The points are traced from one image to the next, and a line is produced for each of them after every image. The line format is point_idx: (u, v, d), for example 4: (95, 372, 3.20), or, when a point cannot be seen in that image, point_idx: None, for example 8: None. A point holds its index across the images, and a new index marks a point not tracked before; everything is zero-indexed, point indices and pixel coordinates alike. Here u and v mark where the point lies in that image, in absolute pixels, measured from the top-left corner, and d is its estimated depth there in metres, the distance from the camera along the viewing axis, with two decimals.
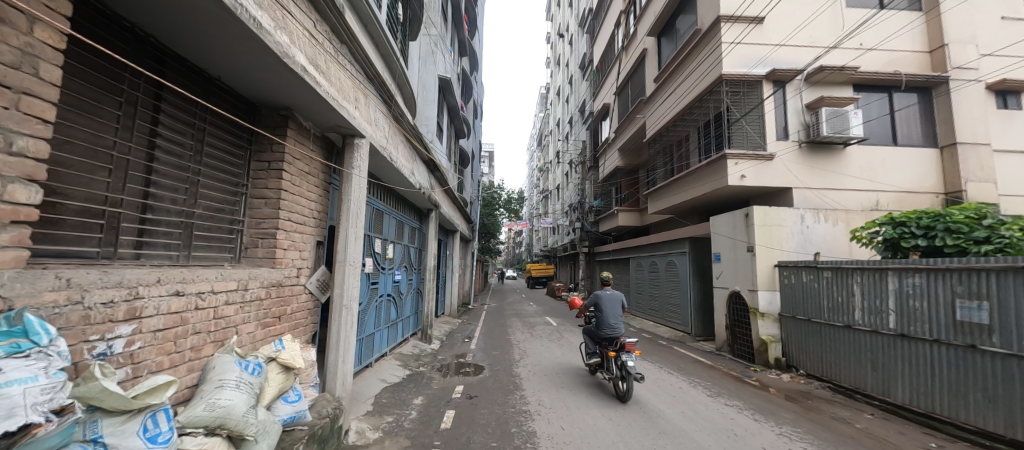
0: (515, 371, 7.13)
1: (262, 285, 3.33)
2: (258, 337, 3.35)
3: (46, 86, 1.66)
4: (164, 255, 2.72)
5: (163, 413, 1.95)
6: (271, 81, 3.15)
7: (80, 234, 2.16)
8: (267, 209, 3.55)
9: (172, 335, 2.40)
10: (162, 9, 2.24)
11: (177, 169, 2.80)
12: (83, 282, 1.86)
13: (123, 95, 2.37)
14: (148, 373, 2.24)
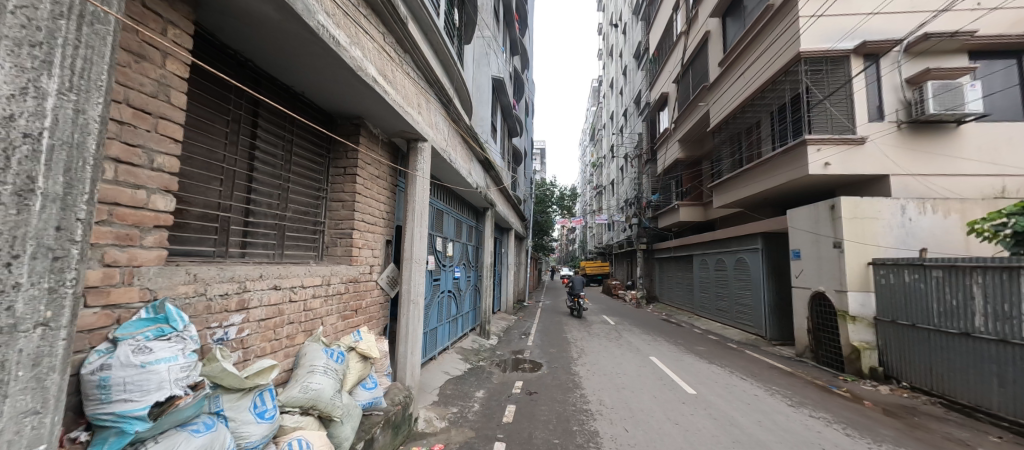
0: (574, 369, 7.07)
1: (341, 280, 3.64)
2: (339, 328, 3.66)
3: (175, 109, 1.94)
4: (263, 254, 3.06)
5: (268, 393, 2.22)
6: (346, 93, 3.42)
7: (199, 236, 2.50)
8: (344, 211, 3.86)
9: (272, 323, 2.72)
10: (259, 36, 2.52)
11: (272, 178, 3.15)
12: (206, 277, 2.14)
13: (229, 114, 2.71)
14: (254, 356, 2.56)
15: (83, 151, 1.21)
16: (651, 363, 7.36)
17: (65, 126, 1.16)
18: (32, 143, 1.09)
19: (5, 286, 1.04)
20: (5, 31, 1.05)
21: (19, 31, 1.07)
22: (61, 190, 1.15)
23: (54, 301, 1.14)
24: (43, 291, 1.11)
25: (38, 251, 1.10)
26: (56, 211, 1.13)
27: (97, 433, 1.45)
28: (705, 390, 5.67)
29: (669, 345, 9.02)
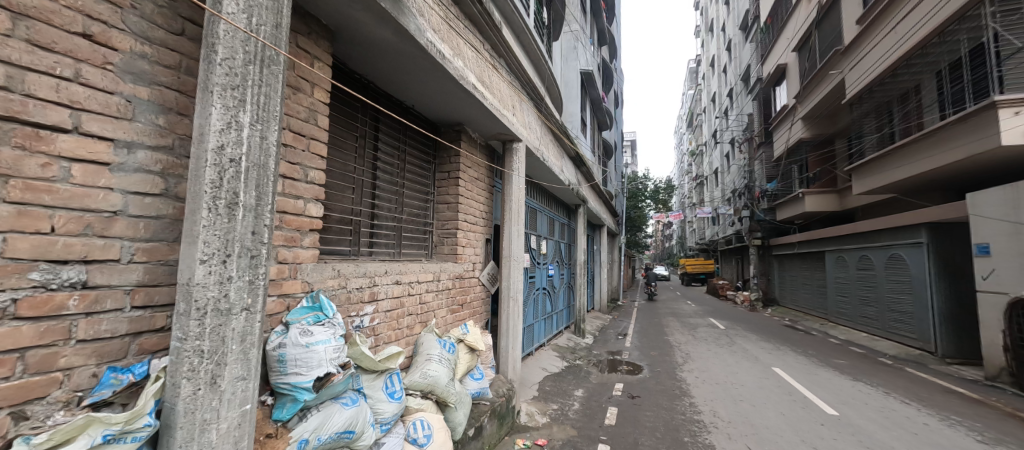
0: (680, 375, 6.55)
1: (449, 276, 3.93)
2: (448, 321, 3.94)
3: (320, 130, 2.26)
4: (386, 252, 3.43)
5: (395, 376, 2.49)
6: (449, 102, 3.66)
7: (337, 237, 2.90)
8: (449, 213, 4.16)
9: (396, 314, 3.05)
10: (379, 59, 2.82)
11: (391, 185, 3.51)
12: (346, 272, 2.49)
13: (357, 130, 3.11)
14: (383, 343, 2.90)
15: (268, 170, 1.44)
16: (775, 375, 6.45)
17: (257, 150, 1.40)
18: (236, 166, 1.33)
19: (222, 278, 1.29)
20: (218, 81, 1.31)
21: (226, 79, 1.33)
22: (253, 201, 1.38)
23: (253, 291, 1.39)
24: (245, 282, 1.36)
25: (241, 251, 1.34)
26: (250, 220, 1.37)
27: (277, 400, 1.76)
28: (852, 413, 4.75)
29: (797, 356, 7.81)
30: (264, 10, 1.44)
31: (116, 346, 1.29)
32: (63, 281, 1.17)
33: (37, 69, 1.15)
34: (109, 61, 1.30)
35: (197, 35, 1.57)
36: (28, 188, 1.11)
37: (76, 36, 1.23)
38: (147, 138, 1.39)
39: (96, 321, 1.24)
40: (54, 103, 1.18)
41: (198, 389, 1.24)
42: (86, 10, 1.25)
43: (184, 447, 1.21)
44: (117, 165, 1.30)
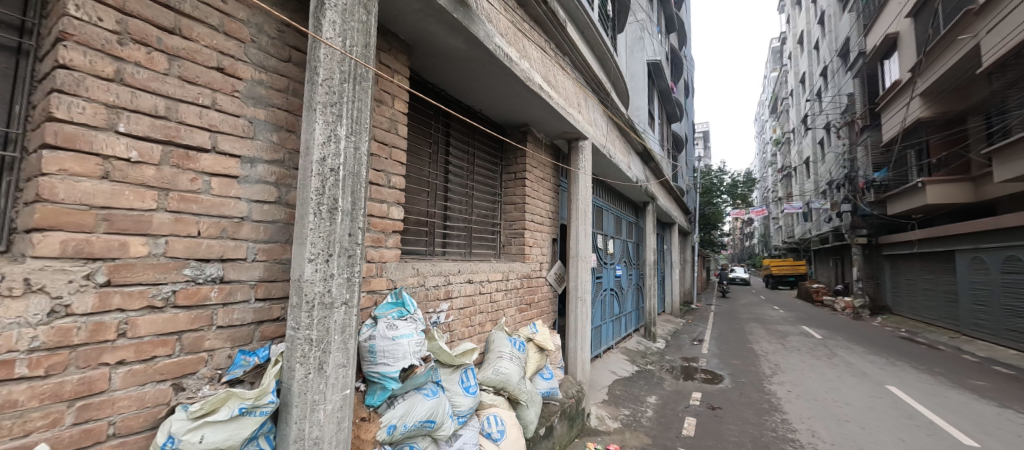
0: (768, 387, 5.95)
1: (517, 276, 3.99)
2: (517, 319, 3.99)
3: (400, 138, 2.43)
4: (458, 252, 3.58)
5: (470, 371, 2.58)
6: (515, 104, 3.71)
7: (414, 238, 3.08)
8: (516, 213, 4.21)
9: (468, 311, 3.16)
10: (450, 67, 2.95)
11: (461, 188, 3.65)
12: (424, 270, 2.64)
13: (431, 136, 3.29)
14: (457, 338, 3.03)
15: (361, 177, 1.57)
16: (889, 394, 5.58)
17: (352, 159, 1.53)
18: (336, 175, 1.47)
19: (327, 275, 1.44)
20: (320, 99, 1.47)
21: (326, 97, 1.48)
22: (349, 206, 1.52)
23: (351, 287, 1.53)
24: (344, 279, 1.50)
25: (340, 251, 1.49)
26: (347, 223, 1.51)
27: (368, 387, 1.90)
28: (1000, 445, 3.93)
29: (919, 374, 6.67)
30: (356, 33, 1.58)
31: (244, 333, 1.50)
32: (207, 277, 1.40)
33: (187, 100, 1.38)
34: (236, 90, 1.53)
35: (301, 60, 1.77)
36: (182, 200, 1.35)
37: (213, 70, 1.46)
38: (264, 154, 1.60)
39: (230, 311, 1.46)
40: (199, 128, 1.41)
41: (309, 373, 1.39)
42: (219, 47, 1.48)
43: (299, 423, 1.37)
44: (242, 177, 1.53)
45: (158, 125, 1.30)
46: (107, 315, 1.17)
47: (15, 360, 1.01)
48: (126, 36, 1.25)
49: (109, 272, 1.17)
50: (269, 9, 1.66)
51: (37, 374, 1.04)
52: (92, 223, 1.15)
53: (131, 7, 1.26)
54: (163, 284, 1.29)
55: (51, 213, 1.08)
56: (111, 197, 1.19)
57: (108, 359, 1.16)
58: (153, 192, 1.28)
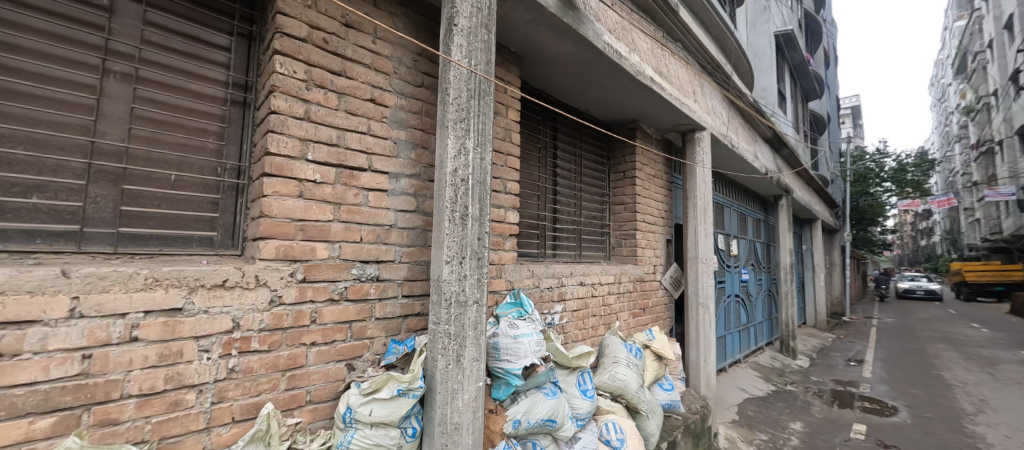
0: (972, 429, 4.59)
1: (630, 279, 3.80)
2: (631, 325, 3.80)
3: (513, 145, 2.53)
4: (568, 254, 3.58)
5: (587, 374, 2.55)
6: (624, 100, 3.56)
7: (527, 240, 3.17)
8: (627, 214, 4.03)
9: (581, 314, 3.12)
10: (558, 70, 2.96)
11: (569, 190, 3.65)
12: (538, 272, 2.71)
13: (540, 141, 3.37)
14: (571, 341, 3.01)
15: (487, 185, 1.68)
16: None
17: (479, 168, 1.65)
18: (466, 184, 1.60)
19: (460, 275, 1.58)
20: (451, 116, 1.62)
21: (456, 114, 1.63)
22: (478, 212, 1.64)
23: (481, 287, 1.64)
24: (475, 279, 1.62)
25: (471, 254, 1.61)
26: (476, 227, 1.63)
27: (493, 381, 2.01)
28: None
29: None
30: (480, 52, 1.70)
31: (394, 324, 1.74)
32: (368, 275, 1.66)
33: (350, 129, 1.67)
34: (384, 116, 1.78)
35: (431, 83, 1.99)
36: (349, 211, 1.63)
37: (367, 102, 1.73)
38: (405, 169, 1.84)
39: (384, 305, 1.71)
40: (359, 151, 1.68)
41: (448, 364, 1.54)
42: (372, 82, 1.76)
43: (442, 408, 1.53)
44: (390, 190, 1.77)
45: (332, 151, 1.60)
46: (304, 305, 1.47)
47: (251, 337, 1.35)
48: (311, 82, 1.57)
49: (304, 271, 1.48)
50: (407, 43, 1.90)
51: (264, 348, 1.37)
52: (293, 233, 1.47)
53: (313, 59, 1.57)
54: (338, 281, 1.57)
55: (270, 225, 1.42)
56: (304, 211, 1.50)
57: (305, 340, 1.47)
58: (330, 206, 1.58)
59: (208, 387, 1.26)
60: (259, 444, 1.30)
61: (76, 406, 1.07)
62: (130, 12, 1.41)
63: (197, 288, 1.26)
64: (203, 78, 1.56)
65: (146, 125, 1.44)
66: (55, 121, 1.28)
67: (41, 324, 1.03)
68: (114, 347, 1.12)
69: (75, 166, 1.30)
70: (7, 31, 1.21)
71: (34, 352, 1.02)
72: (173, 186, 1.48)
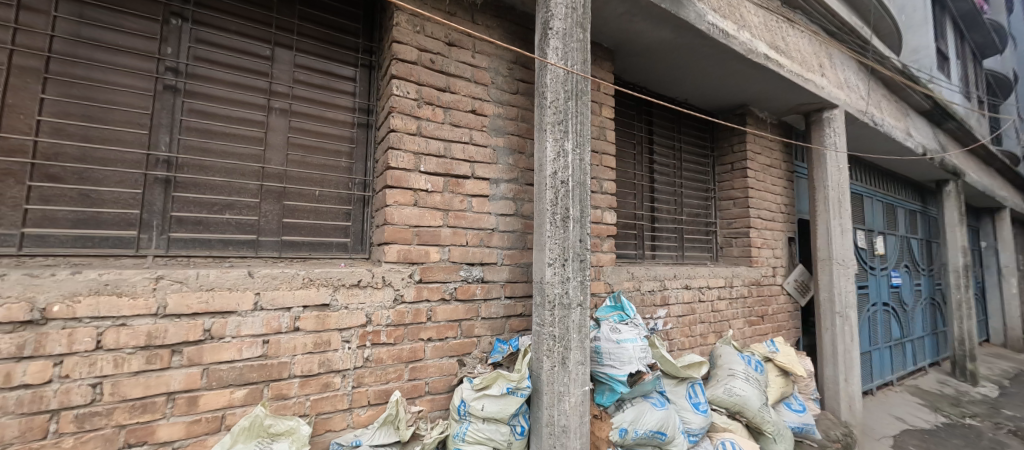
0: None
1: (744, 283, 3.37)
2: (747, 334, 3.37)
3: (608, 143, 2.43)
4: (668, 255, 3.32)
5: (699, 386, 2.33)
6: (733, 84, 3.18)
7: (624, 241, 3.03)
8: (737, 209, 3.59)
9: (688, 320, 2.84)
10: (654, 60, 2.78)
11: (668, 186, 3.39)
12: (638, 275, 2.56)
13: (635, 137, 3.21)
14: (678, 349, 2.76)
15: (587, 186, 1.65)
16: None
17: (579, 169, 1.63)
18: (566, 186, 1.60)
19: (563, 278, 1.58)
20: (549, 120, 1.64)
21: (554, 117, 1.64)
22: (579, 214, 1.62)
23: (584, 289, 1.62)
24: (579, 282, 1.60)
25: (574, 256, 1.60)
26: (578, 229, 1.61)
27: (596, 386, 1.96)
28: None
29: None
30: (576, 52, 1.68)
31: (498, 324, 1.81)
32: (474, 277, 1.76)
33: (455, 140, 1.79)
34: (484, 125, 1.88)
35: (526, 89, 2.03)
36: (456, 217, 1.75)
37: (469, 113, 1.84)
38: (505, 174, 1.91)
39: (489, 305, 1.79)
40: (463, 161, 1.80)
41: (554, 366, 1.55)
42: (473, 94, 1.86)
43: (549, 409, 1.55)
44: (491, 196, 1.86)
45: (441, 162, 1.73)
46: (421, 304, 1.62)
47: (380, 331, 1.53)
48: (421, 100, 1.72)
49: (420, 272, 1.63)
50: (503, 53, 1.98)
51: (391, 341, 1.54)
52: (410, 238, 1.63)
53: (422, 79, 1.72)
54: (448, 282, 1.69)
55: (391, 232, 1.59)
56: (418, 218, 1.65)
57: (423, 335, 1.61)
58: (440, 213, 1.71)
59: (349, 373, 1.46)
60: (390, 427, 1.46)
61: (260, 381, 1.32)
62: (284, 60, 1.72)
63: (339, 287, 1.47)
64: (336, 107, 1.82)
65: (297, 150, 1.73)
66: (238, 152, 1.61)
67: (236, 314, 1.30)
68: (283, 334, 1.37)
69: (251, 187, 1.62)
70: (205, 85, 1.56)
71: (232, 336, 1.29)
72: (318, 200, 1.75)
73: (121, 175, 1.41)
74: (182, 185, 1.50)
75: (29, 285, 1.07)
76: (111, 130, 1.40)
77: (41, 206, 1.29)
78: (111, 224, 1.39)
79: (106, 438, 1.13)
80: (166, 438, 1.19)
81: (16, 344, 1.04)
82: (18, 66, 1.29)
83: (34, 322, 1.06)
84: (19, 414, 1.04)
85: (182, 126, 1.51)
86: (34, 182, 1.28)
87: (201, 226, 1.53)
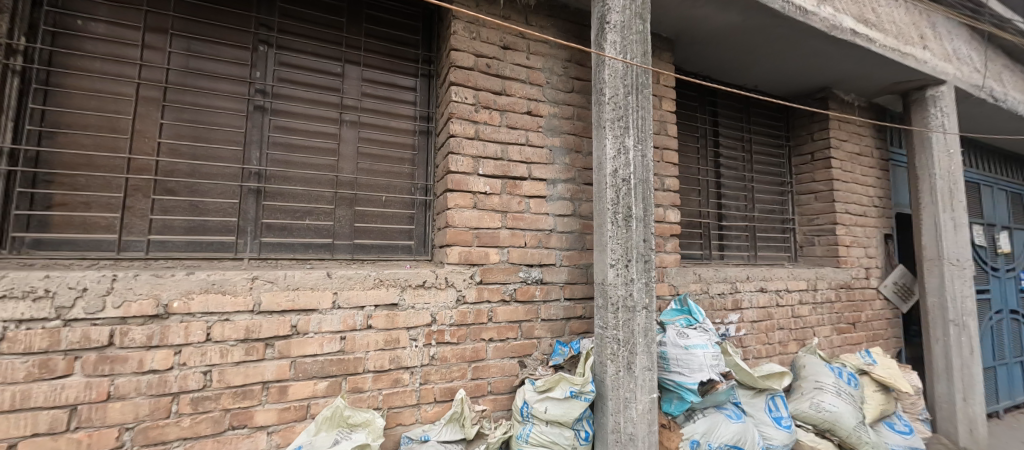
0: None
1: (830, 286, 3.03)
2: (835, 343, 3.02)
3: (670, 138, 2.30)
4: (738, 256, 3.07)
5: (780, 399, 2.13)
6: (813, 65, 2.87)
7: (688, 241, 2.86)
8: (820, 204, 3.22)
9: (765, 327, 2.60)
10: (720, 47, 2.59)
11: (737, 181, 3.14)
12: (706, 276, 2.40)
13: (697, 131, 3.01)
14: (753, 357, 2.54)
15: (650, 183, 1.58)
16: None
17: (641, 166, 1.56)
18: (628, 184, 1.54)
19: (627, 279, 1.52)
20: (608, 117, 1.59)
21: (613, 113, 1.59)
22: (642, 212, 1.55)
23: (650, 292, 1.54)
24: (644, 284, 1.54)
25: (638, 256, 1.53)
26: (642, 228, 1.54)
27: (663, 394, 1.85)
28: None
29: None
30: (635, 44, 1.62)
31: (558, 326, 1.79)
32: (533, 278, 1.76)
33: (512, 142, 1.80)
34: (540, 126, 1.87)
35: (582, 87, 2.00)
36: (514, 219, 1.76)
37: (524, 114, 1.85)
38: (561, 174, 1.88)
39: (549, 307, 1.77)
40: (520, 162, 1.80)
41: (619, 371, 1.50)
42: (528, 95, 1.86)
43: (615, 415, 1.50)
44: (548, 196, 1.85)
45: (498, 164, 1.75)
46: (482, 304, 1.65)
47: (444, 330, 1.58)
48: (478, 105, 1.75)
49: (481, 274, 1.66)
50: (558, 52, 1.96)
51: (455, 340, 1.59)
52: (471, 240, 1.66)
53: (479, 84, 1.76)
54: (508, 283, 1.70)
55: (452, 234, 1.63)
56: (478, 220, 1.68)
57: (485, 335, 1.64)
58: (498, 215, 1.73)
59: (416, 370, 1.53)
60: (456, 425, 1.51)
61: (338, 374, 1.42)
62: (353, 75, 1.84)
63: (406, 288, 1.54)
64: (399, 116, 1.92)
65: (366, 159, 1.84)
66: (315, 163, 1.75)
67: (318, 312, 1.41)
68: (358, 331, 1.46)
69: (327, 194, 1.75)
70: (287, 103, 1.72)
71: (315, 331, 1.40)
72: (384, 205, 1.85)
73: (222, 187, 1.60)
74: (270, 195, 1.66)
75: (156, 284, 1.24)
76: (213, 149, 1.60)
77: (162, 216, 1.50)
78: (215, 231, 1.58)
79: (215, 419, 1.27)
80: (263, 423, 1.33)
81: (147, 334, 1.22)
82: (144, 97, 1.52)
83: (160, 316, 1.24)
84: (150, 395, 1.21)
85: (269, 142, 1.67)
86: (157, 196, 1.50)
87: (286, 232, 1.68)
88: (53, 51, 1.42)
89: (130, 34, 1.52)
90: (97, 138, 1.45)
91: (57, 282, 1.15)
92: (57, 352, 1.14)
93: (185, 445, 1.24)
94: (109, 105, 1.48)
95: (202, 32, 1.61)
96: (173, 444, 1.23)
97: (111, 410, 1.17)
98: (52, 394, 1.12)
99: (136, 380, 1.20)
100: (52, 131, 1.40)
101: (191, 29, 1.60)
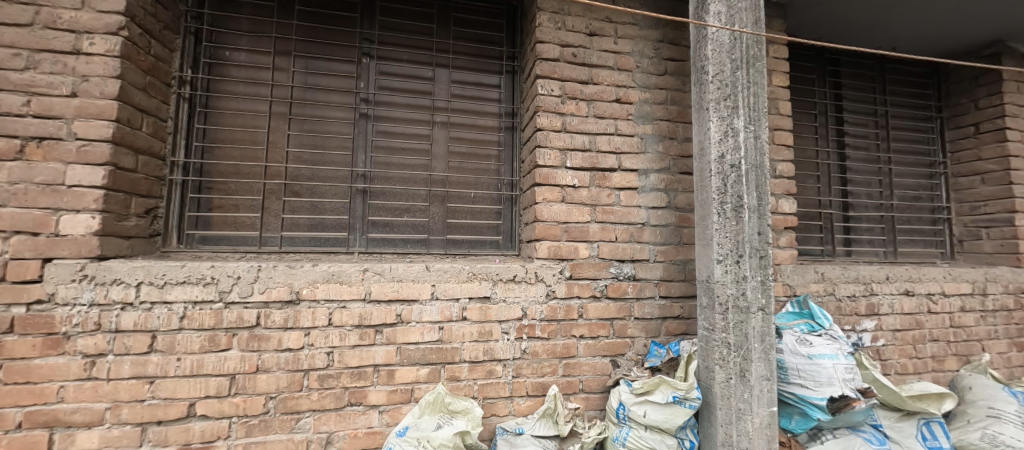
0: None
1: (1005, 290, 2.41)
2: (1016, 363, 2.38)
3: (782, 117, 2.00)
4: (870, 252, 2.60)
5: (939, 425, 1.75)
6: (980, 16, 2.28)
7: (805, 235, 2.49)
8: (988, 187, 2.55)
9: (911, 337, 2.16)
10: (847, 6, 2.19)
11: (867, 163, 2.66)
12: (831, 276, 2.05)
13: (815, 107, 2.60)
14: (895, 373, 2.12)
15: (766, 168, 1.39)
16: None
17: (754, 150, 1.39)
18: (737, 170, 1.38)
19: (738, 277, 1.37)
20: (712, 97, 1.45)
21: (718, 92, 1.44)
22: (755, 202, 1.37)
23: (766, 291, 1.37)
24: (758, 282, 1.36)
25: (752, 252, 1.36)
26: (756, 220, 1.37)
27: (781, 408, 1.63)
28: None
29: None
30: (744, 13, 1.44)
31: (653, 326, 1.68)
32: (624, 274, 1.67)
33: (600, 132, 1.72)
34: (630, 113, 1.76)
35: (675, 68, 1.84)
36: (604, 212, 1.68)
37: (612, 102, 1.76)
38: (654, 164, 1.76)
39: (642, 305, 1.67)
40: (609, 153, 1.72)
41: (730, 378, 1.36)
42: (617, 82, 1.77)
43: (726, 427, 1.38)
44: (640, 188, 1.74)
45: (586, 156, 1.69)
46: (572, 300, 1.61)
47: (534, 325, 1.58)
48: (565, 96, 1.71)
49: (570, 269, 1.62)
50: (648, 33, 1.83)
51: (545, 335, 1.58)
52: (559, 234, 1.63)
53: (565, 75, 1.71)
54: (598, 279, 1.64)
55: (541, 229, 1.62)
56: (567, 215, 1.64)
57: (575, 332, 1.60)
58: (587, 208, 1.67)
59: (508, 363, 1.55)
60: (549, 420, 1.49)
61: (438, 362, 1.50)
62: (442, 77, 1.93)
63: (497, 281, 1.57)
64: (485, 113, 1.96)
65: (457, 158, 1.92)
66: (412, 163, 1.87)
67: (418, 302, 1.51)
68: (453, 323, 1.52)
69: (422, 193, 1.86)
70: (386, 109, 1.85)
71: (416, 321, 1.50)
72: (473, 201, 1.91)
73: (335, 189, 1.78)
74: (372, 194, 1.81)
75: (290, 274, 1.43)
76: (329, 155, 1.79)
77: (291, 215, 1.73)
78: (331, 228, 1.76)
79: (337, 396, 1.43)
80: (375, 402, 1.45)
81: (283, 317, 1.41)
82: (275, 112, 1.76)
83: (292, 302, 1.42)
84: (286, 370, 1.40)
85: (372, 146, 1.82)
86: (286, 198, 1.73)
87: (389, 228, 1.82)
88: (210, 79, 1.71)
89: (264, 59, 1.77)
90: (242, 150, 1.72)
91: (219, 271, 1.38)
92: (220, 330, 1.37)
93: (314, 416, 1.41)
94: (250, 121, 1.74)
95: (318, 51, 1.81)
96: (306, 414, 1.41)
97: (259, 381, 1.38)
98: (217, 364, 1.35)
99: (276, 356, 1.40)
100: (210, 146, 1.69)
101: (309, 49, 1.81)
